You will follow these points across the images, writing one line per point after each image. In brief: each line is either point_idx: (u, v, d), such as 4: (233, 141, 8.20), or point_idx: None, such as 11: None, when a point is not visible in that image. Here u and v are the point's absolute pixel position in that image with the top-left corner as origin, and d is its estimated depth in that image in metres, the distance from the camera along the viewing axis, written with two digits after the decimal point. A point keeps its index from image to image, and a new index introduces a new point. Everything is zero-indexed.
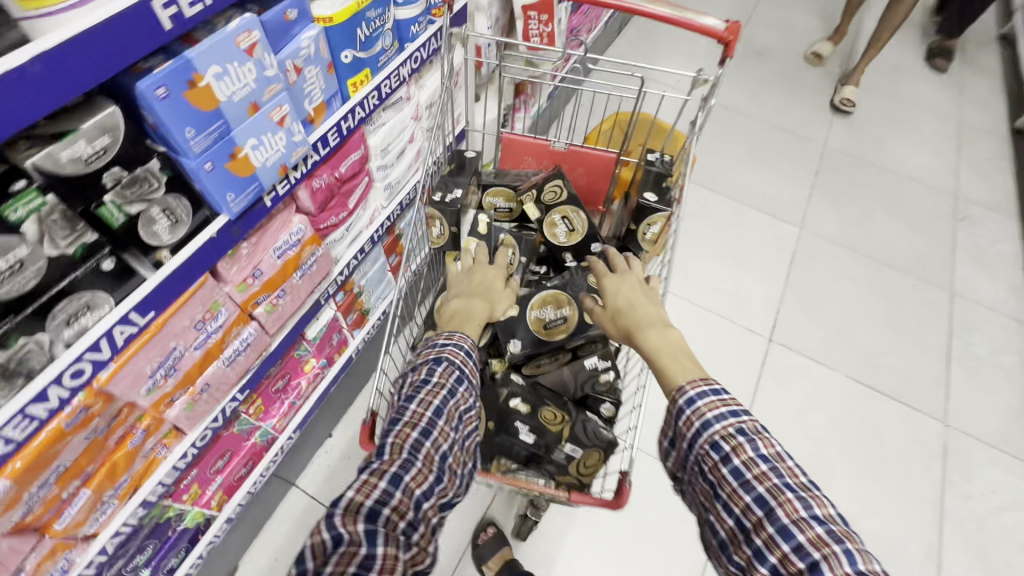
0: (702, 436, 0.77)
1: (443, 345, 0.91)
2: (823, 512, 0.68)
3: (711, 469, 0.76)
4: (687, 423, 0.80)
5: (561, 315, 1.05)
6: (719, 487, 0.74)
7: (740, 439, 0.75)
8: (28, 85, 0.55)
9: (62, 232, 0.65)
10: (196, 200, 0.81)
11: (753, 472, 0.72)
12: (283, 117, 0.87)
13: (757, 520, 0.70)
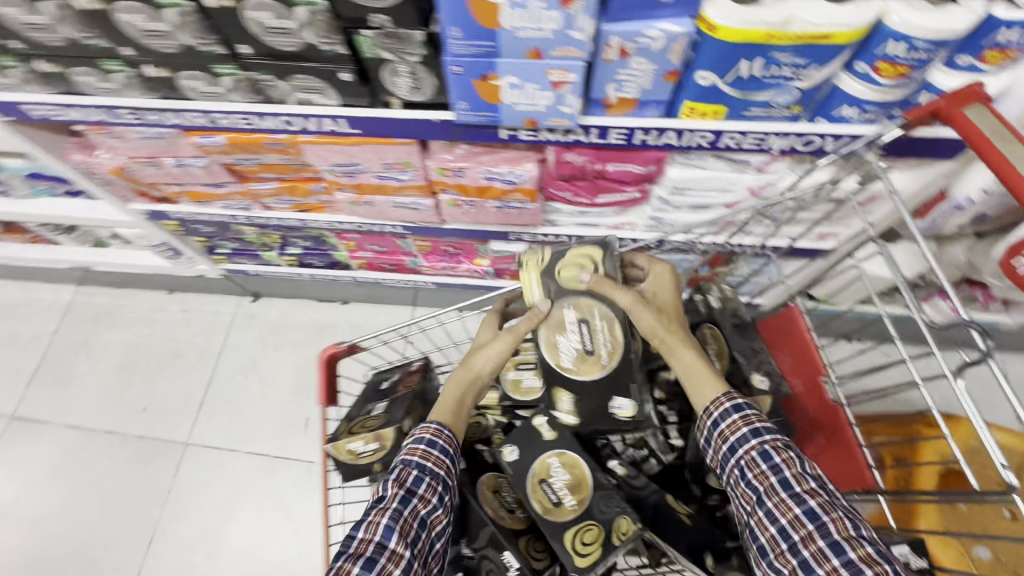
0: (749, 445, 0.69)
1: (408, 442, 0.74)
2: (868, 532, 0.60)
3: (758, 477, 0.67)
4: (731, 425, 0.71)
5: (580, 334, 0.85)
6: (764, 494, 0.65)
7: (791, 453, 0.67)
8: None
9: (322, 30, 0.73)
10: (443, 86, 0.81)
11: (800, 484, 0.64)
12: (563, 82, 0.74)
13: (805, 534, 0.61)
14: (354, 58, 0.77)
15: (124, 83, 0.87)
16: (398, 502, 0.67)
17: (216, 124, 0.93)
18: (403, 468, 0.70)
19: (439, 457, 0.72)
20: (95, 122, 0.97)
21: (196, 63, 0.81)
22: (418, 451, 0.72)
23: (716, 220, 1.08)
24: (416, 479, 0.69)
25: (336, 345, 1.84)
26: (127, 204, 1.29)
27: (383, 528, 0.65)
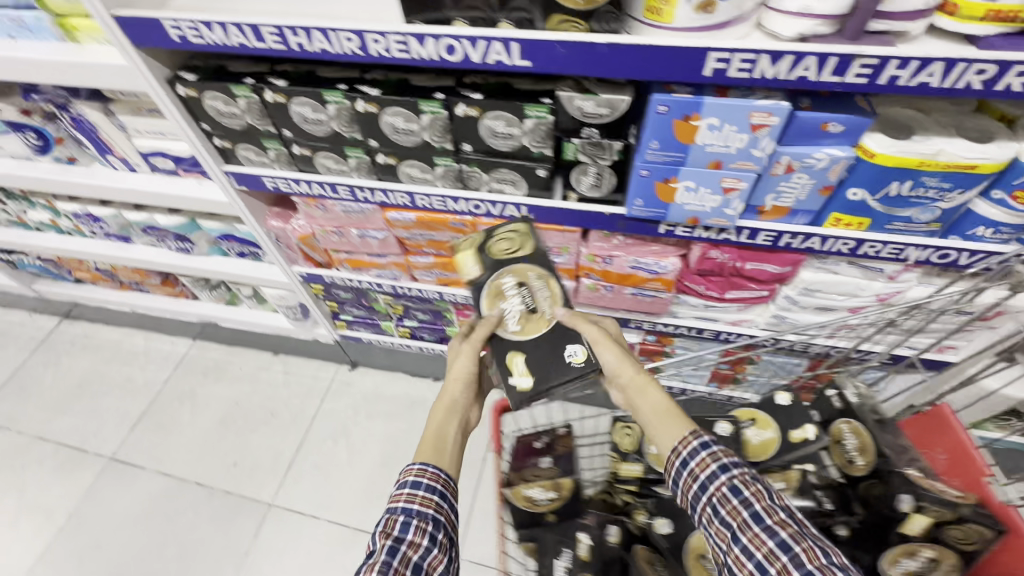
0: (717, 479, 0.72)
1: (394, 490, 0.78)
2: (840, 561, 0.62)
3: (732, 515, 0.69)
4: (700, 463, 0.74)
5: (511, 287, 0.90)
6: (738, 529, 0.68)
7: (760, 486, 0.70)
8: (596, 61, 0.75)
9: (540, 139, 0.92)
10: (621, 186, 0.98)
11: (770, 517, 0.67)
12: (732, 189, 0.89)
13: (779, 565, 0.63)
14: (555, 159, 0.96)
15: (354, 166, 1.08)
16: (387, 554, 0.69)
17: (414, 203, 1.11)
18: (391, 517, 0.74)
19: (425, 496, 0.76)
20: (311, 195, 1.17)
21: (422, 155, 1.01)
22: (406, 496, 0.76)
23: (838, 323, 1.16)
24: (403, 522, 0.73)
25: (425, 421, 1.88)
26: (291, 265, 1.47)
27: None
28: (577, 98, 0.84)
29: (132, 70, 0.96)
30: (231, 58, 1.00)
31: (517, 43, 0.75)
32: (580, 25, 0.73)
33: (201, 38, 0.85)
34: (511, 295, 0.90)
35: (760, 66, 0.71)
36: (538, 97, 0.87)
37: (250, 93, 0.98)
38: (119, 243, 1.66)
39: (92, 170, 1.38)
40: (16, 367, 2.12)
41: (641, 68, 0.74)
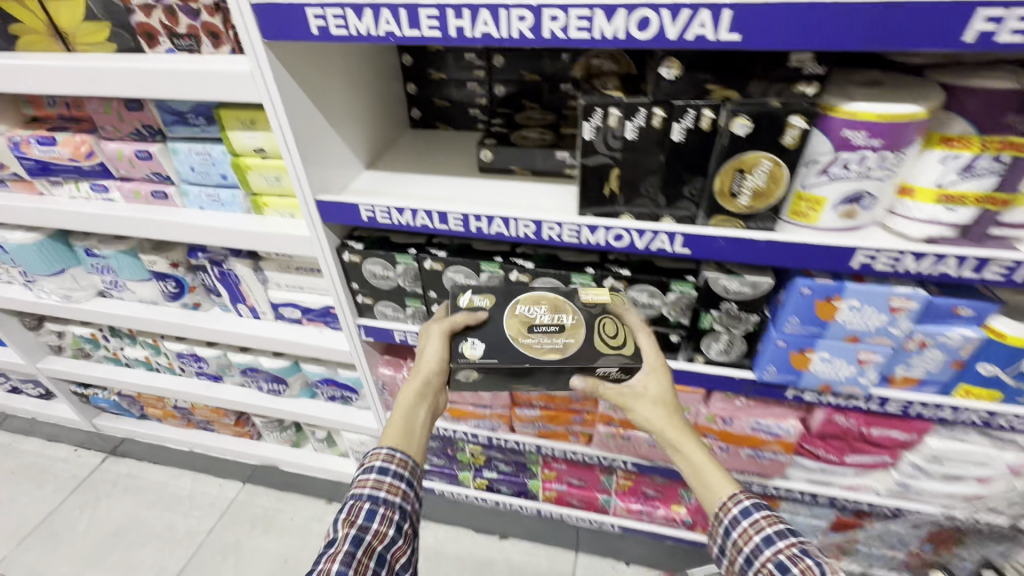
0: (762, 545, 0.82)
1: (360, 478, 0.86)
2: None
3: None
4: (747, 534, 0.84)
5: (555, 324, 0.96)
6: None
7: (808, 561, 0.78)
8: (753, 251, 0.86)
9: (677, 308, 1.01)
10: (750, 352, 1.04)
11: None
12: (867, 361, 0.95)
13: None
14: (690, 328, 1.03)
15: None
16: (351, 543, 0.78)
17: None
18: (355, 505, 0.82)
19: (390, 483, 0.86)
20: None
21: None
22: (372, 482, 0.85)
23: (969, 494, 1.13)
24: (371, 503, 0.83)
25: None
26: (386, 412, 1.48)
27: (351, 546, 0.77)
28: (723, 276, 0.94)
29: (313, 239, 1.09)
30: (394, 231, 1.14)
31: (681, 235, 0.87)
32: (738, 223, 0.86)
33: (388, 219, 1.01)
34: (553, 323, 0.96)
35: (911, 264, 0.82)
36: (682, 275, 0.98)
37: (411, 260, 1.09)
38: (209, 382, 1.68)
39: (215, 315, 1.47)
40: (50, 509, 1.99)
41: (793, 256, 0.85)
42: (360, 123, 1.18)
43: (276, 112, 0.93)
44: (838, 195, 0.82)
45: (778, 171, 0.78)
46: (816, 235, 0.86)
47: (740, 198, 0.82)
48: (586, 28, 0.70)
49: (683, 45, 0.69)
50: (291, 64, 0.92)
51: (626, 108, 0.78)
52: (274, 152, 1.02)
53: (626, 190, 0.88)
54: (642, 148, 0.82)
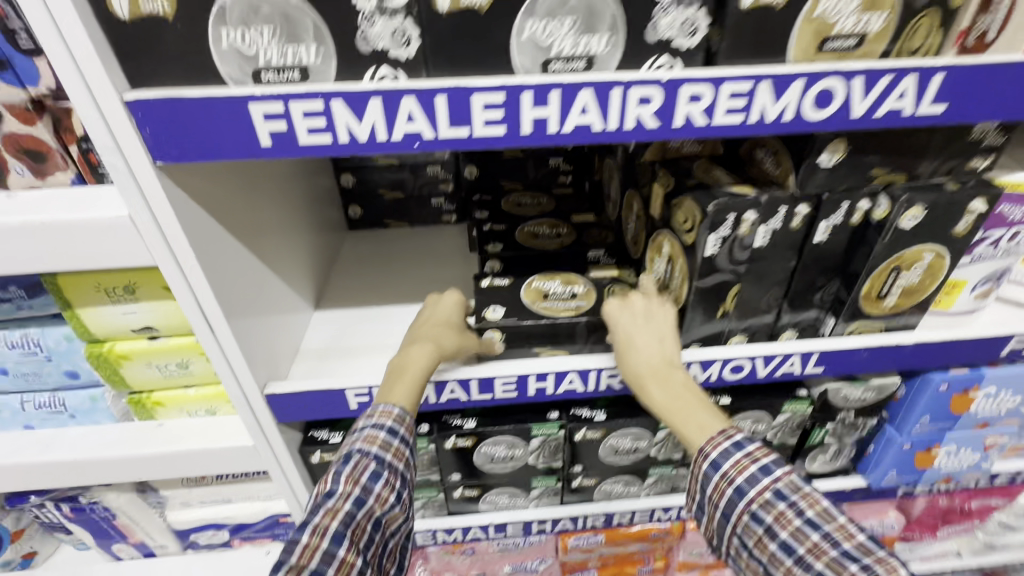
0: (734, 502, 0.54)
1: (358, 432, 0.57)
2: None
3: (756, 545, 0.52)
4: (715, 490, 0.55)
5: (570, 293, 0.72)
6: (768, 565, 0.51)
7: (782, 506, 0.51)
8: (896, 357, 0.68)
9: (785, 431, 0.80)
10: (857, 456, 0.87)
11: (802, 543, 0.49)
12: (992, 444, 0.82)
13: (787, 572, 0.49)
14: (796, 447, 0.83)
15: (535, 497, 0.83)
16: (351, 504, 0.52)
17: (609, 522, 0.86)
18: (359, 462, 0.54)
19: (401, 448, 0.58)
20: (461, 540, 0.86)
21: (636, 469, 0.81)
22: (382, 425, 0.57)
23: None
24: (381, 450, 0.56)
25: None
26: None
27: (357, 498, 0.52)
28: (843, 385, 0.75)
29: (263, 450, 0.68)
30: None
31: (817, 354, 0.66)
32: (877, 325, 0.67)
33: None
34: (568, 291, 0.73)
35: None
36: (791, 389, 0.77)
37: (424, 442, 0.74)
38: None
39: (67, 563, 0.91)
40: None
41: (938, 352, 0.69)
42: (298, 251, 0.80)
43: (177, 276, 0.52)
44: (978, 277, 0.68)
45: (937, 262, 0.61)
46: (953, 324, 0.71)
47: (887, 300, 0.64)
48: (742, 110, 0.46)
49: (865, 125, 0.48)
50: (201, 190, 0.53)
51: (765, 208, 0.56)
52: (176, 329, 0.61)
53: (742, 306, 0.65)
54: (772, 253, 0.60)
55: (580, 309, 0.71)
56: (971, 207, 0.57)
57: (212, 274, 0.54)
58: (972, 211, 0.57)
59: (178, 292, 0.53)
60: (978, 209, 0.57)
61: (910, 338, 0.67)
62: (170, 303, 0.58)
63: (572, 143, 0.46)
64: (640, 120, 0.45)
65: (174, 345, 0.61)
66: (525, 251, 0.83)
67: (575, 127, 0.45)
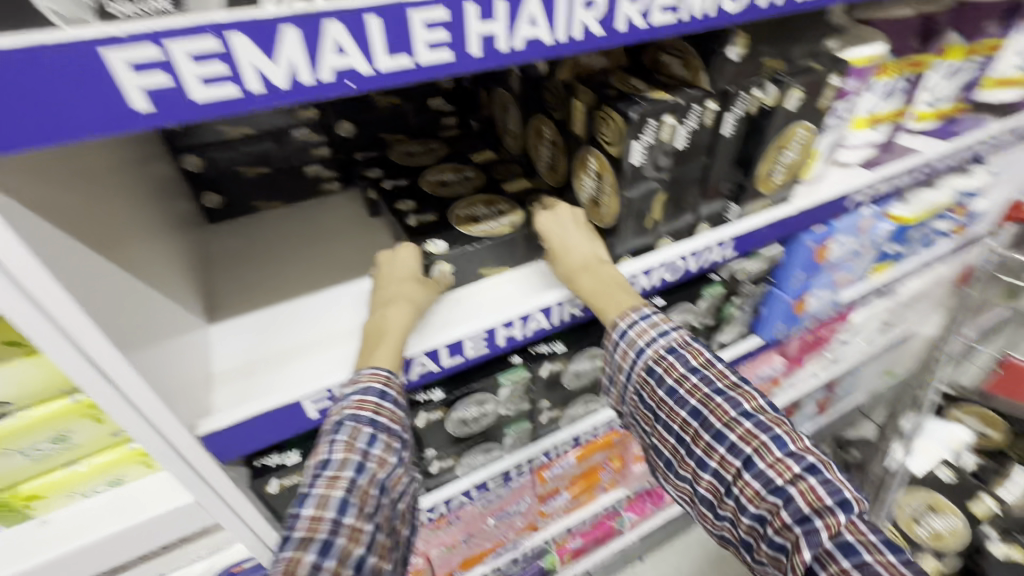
0: (634, 363, 0.66)
1: (347, 398, 0.54)
2: (749, 404, 0.61)
3: (648, 394, 0.66)
4: (623, 354, 0.66)
5: (497, 212, 0.75)
6: (658, 410, 0.66)
7: (670, 360, 0.64)
8: (782, 226, 0.80)
9: (705, 315, 0.90)
10: (754, 320, 1.02)
11: (683, 386, 0.63)
12: (838, 283, 1.03)
13: (693, 432, 0.62)
14: (713, 326, 0.95)
15: (509, 444, 0.83)
16: (353, 472, 0.51)
17: (577, 442, 0.91)
18: (353, 428, 0.52)
19: (395, 408, 0.55)
20: (447, 512, 0.84)
21: (594, 387, 0.85)
22: (369, 389, 0.54)
23: (867, 341, 1.42)
24: (372, 413, 0.53)
25: None
26: None
27: (359, 460, 0.52)
28: (742, 263, 0.87)
29: (208, 502, 0.55)
30: None
31: (730, 238, 0.75)
32: (767, 203, 0.78)
33: None
34: (495, 211, 0.75)
35: (876, 187, 0.89)
36: (705, 277, 0.86)
37: None
38: None
39: None
40: None
41: (809, 215, 0.83)
42: (168, 259, 0.63)
43: (31, 323, 0.37)
44: (827, 147, 0.81)
45: (806, 138, 0.71)
46: (813, 190, 0.85)
47: (775, 178, 0.74)
48: (673, 7, 0.45)
49: (765, 14, 0.52)
50: (28, 196, 0.37)
51: (680, 110, 0.58)
52: (40, 396, 0.45)
53: (669, 210, 0.69)
54: (690, 155, 0.64)
55: (516, 221, 0.73)
56: (829, 82, 0.66)
57: (87, 308, 0.40)
58: (830, 87, 0.67)
59: (41, 344, 0.38)
60: (833, 85, 0.67)
61: (791, 208, 0.79)
62: (23, 358, 0.43)
63: (520, 62, 0.42)
64: (584, 25, 0.42)
65: (43, 417, 0.46)
66: (440, 202, 0.77)
67: (522, 42, 0.41)
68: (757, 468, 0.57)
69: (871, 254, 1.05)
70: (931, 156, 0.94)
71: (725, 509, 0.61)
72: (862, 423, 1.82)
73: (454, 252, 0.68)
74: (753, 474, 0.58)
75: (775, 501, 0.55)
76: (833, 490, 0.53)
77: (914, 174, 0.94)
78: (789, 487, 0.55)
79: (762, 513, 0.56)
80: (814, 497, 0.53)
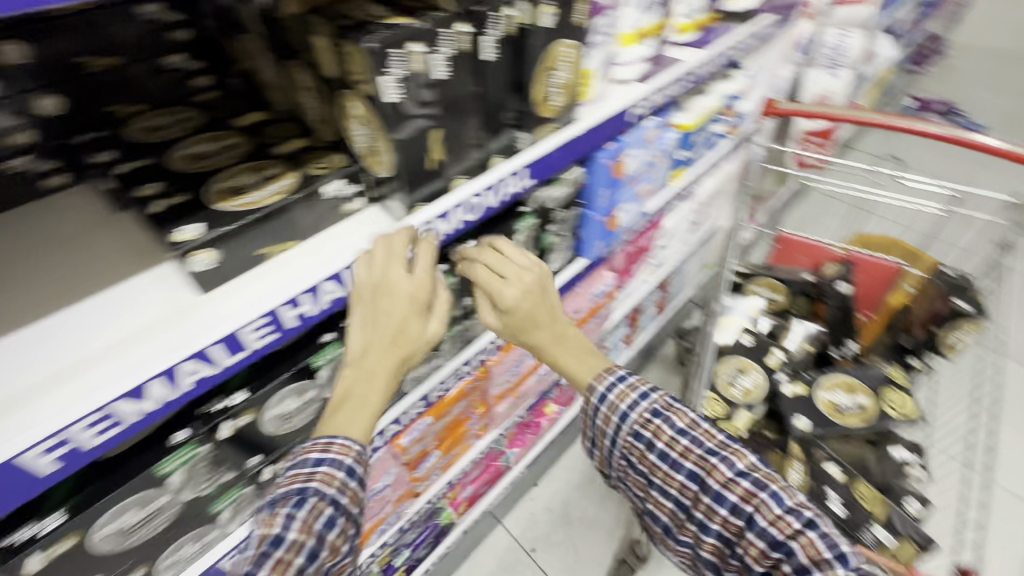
0: (619, 428, 0.69)
1: (315, 465, 0.53)
2: (743, 464, 0.64)
3: (638, 457, 0.69)
4: (603, 418, 0.70)
5: (266, 179, 0.64)
6: (652, 475, 0.68)
7: (658, 421, 0.67)
8: (572, 148, 0.83)
9: (526, 247, 0.92)
10: (576, 243, 1.07)
11: (675, 449, 0.66)
12: (641, 194, 1.12)
13: (695, 496, 0.65)
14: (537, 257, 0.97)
15: None
16: (305, 562, 0.50)
17: (427, 402, 0.92)
18: (317, 503, 0.52)
19: (359, 487, 0.55)
20: None
21: None
22: (342, 464, 0.54)
23: (682, 242, 1.60)
24: (339, 487, 0.53)
25: None
26: None
27: (325, 518, 0.52)
28: (547, 190, 0.89)
29: None
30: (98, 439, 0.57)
31: (524, 167, 0.75)
32: (553, 127, 0.79)
33: (112, 426, 0.49)
34: (262, 178, 0.64)
35: (651, 99, 0.96)
36: (516, 211, 0.87)
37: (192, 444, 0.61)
38: None
39: None
40: None
41: (596, 134, 0.86)
42: None
43: None
44: (599, 65, 0.84)
45: (573, 57, 0.73)
46: (597, 110, 0.88)
47: (553, 100, 0.75)
48: None
49: None
50: None
51: (427, 37, 0.54)
52: None
53: (452, 148, 0.66)
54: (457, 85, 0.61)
55: (290, 187, 0.64)
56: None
57: None
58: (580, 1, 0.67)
59: None
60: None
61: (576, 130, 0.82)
62: None
63: None
64: None
65: None
66: (195, 179, 0.65)
67: None
68: (760, 527, 0.60)
69: (663, 163, 1.16)
70: (693, 65, 1.03)
71: (735, 569, 0.65)
72: (692, 311, 2.10)
73: (214, 234, 0.57)
74: (757, 533, 0.60)
75: (781, 557, 0.58)
76: (832, 546, 0.57)
77: (682, 83, 1.03)
78: (791, 541, 0.58)
79: (770, 566, 0.60)
80: (815, 550, 0.57)
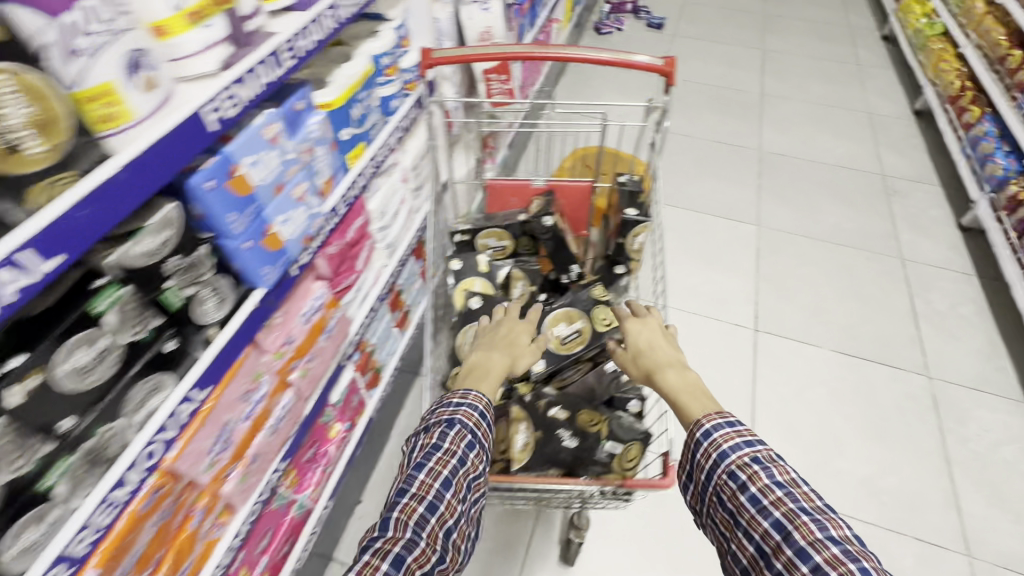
0: (720, 465, 0.82)
1: (457, 402, 0.91)
2: (838, 533, 0.70)
3: (731, 498, 0.80)
4: (705, 454, 0.84)
5: None
6: (740, 514, 0.78)
7: (756, 467, 0.79)
8: (116, 190, 0.63)
9: (136, 323, 0.72)
10: (237, 277, 0.89)
11: (769, 496, 0.76)
12: (303, 195, 0.97)
13: (776, 545, 0.72)
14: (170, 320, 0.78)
15: None
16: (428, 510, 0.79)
17: (75, 560, 0.70)
18: (458, 428, 0.87)
19: (479, 439, 0.89)
20: None
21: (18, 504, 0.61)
22: (472, 404, 0.91)
23: (407, 212, 1.52)
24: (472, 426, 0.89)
25: None
26: None
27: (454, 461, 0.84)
28: (128, 247, 0.69)
29: None
30: None
31: (20, 247, 0.54)
32: (64, 176, 0.58)
33: None
34: None
35: (236, 92, 0.79)
36: (86, 287, 0.66)
37: None
38: None
39: None
40: None
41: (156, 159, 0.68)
42: None
43: None
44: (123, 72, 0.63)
45: (25, 85, 0.52)
46: (156, 126, 0.68)
47: (28, 146, 0.54)
48: None
49: None
50: None
51: None
52: None
53: None
54: None
55: None
56: None
57: None
58: None
59: None
60: None
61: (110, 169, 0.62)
62: None
63: None
64: None
65: None
66: None
67: None
68: None
69: (317, 151, 1.01)
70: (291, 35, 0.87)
71: None
72: None
73: None
74: None
75: None
76: None
77: (279, 60, 0.88)
78: None
79: None
80: None
